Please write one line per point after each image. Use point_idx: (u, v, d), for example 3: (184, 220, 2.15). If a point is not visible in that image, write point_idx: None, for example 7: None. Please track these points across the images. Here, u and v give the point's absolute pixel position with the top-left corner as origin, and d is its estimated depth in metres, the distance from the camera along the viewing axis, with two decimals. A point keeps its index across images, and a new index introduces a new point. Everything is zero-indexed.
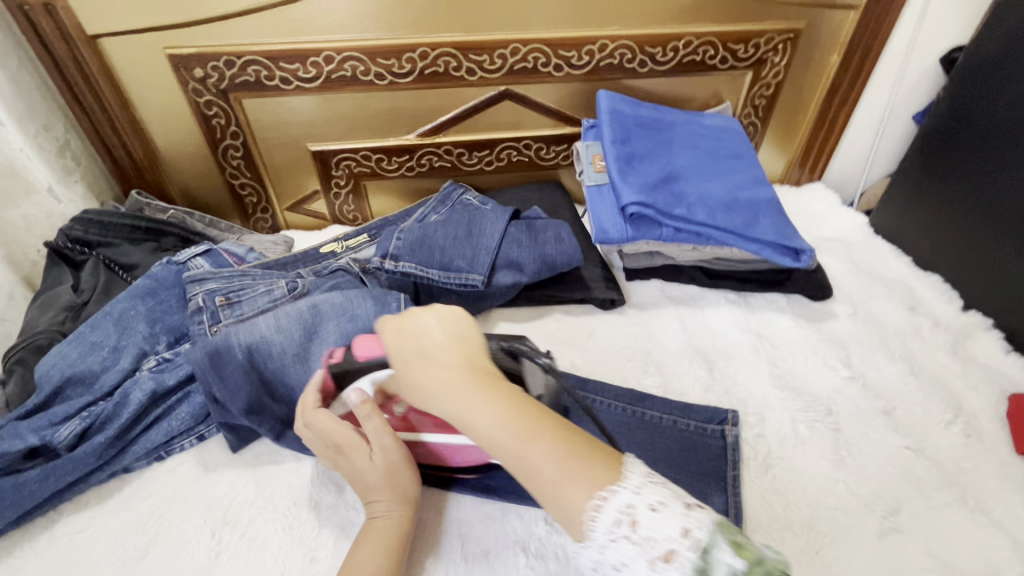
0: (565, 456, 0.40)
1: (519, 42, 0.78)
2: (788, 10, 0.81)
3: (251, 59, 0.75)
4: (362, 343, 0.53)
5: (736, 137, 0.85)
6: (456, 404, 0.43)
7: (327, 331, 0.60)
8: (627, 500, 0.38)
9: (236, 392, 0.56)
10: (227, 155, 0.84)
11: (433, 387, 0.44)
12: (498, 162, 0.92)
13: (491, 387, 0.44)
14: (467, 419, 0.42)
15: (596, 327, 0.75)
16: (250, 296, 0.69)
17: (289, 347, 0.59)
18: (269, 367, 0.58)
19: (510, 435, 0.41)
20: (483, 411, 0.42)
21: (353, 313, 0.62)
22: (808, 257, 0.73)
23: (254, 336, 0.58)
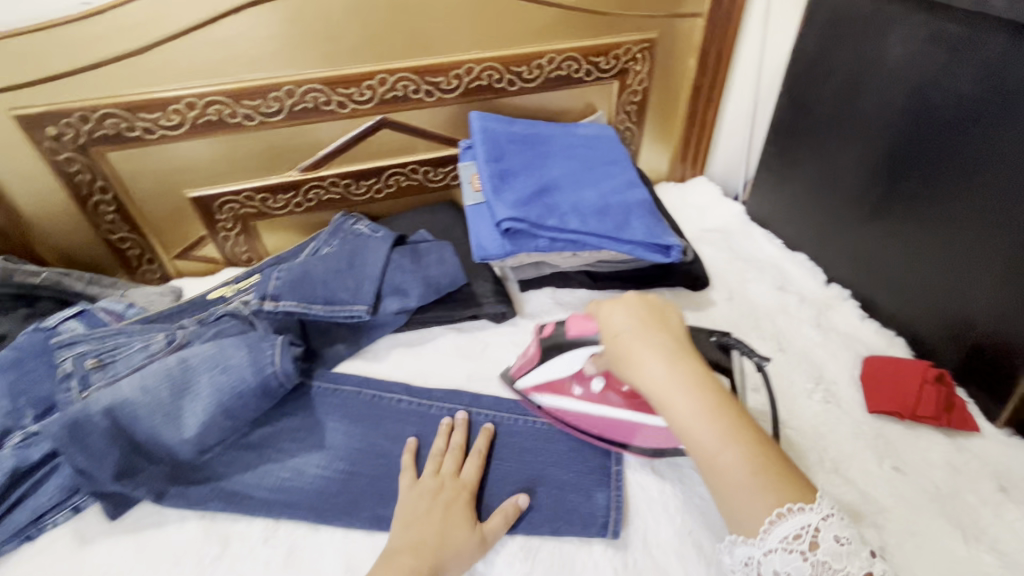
0: (756, 468, 0.45)
1: (384, 72, 0.80)
2: (639, 22, 0.87)
3: (107, 112, 0.73)
4: (574, 324, 0.64)
5: (610, 143, 0.89)
6: (664, 392, 0.49)
7: (201, 388, 0.60)
8: (812, 522, 0.41)
9: (103, 458, 0.56)
10: (100, 210, 0.82)
11: (647, 372, 0.50)
12: (388, 189, 0.93)
13: (697, 386, 0.48)
14: (670, 406, 0.48)
15: (489, 342, 0.77)
16: (123, 355, 0.66)
17: (159, 408, 0.58)
18: (139, 430, 0.58)
19: (712, 435, 0.46)
20: (686, 404, 0.48)
21: (227, 362, 0.61)
22: (677, 252, 0.77)
23: (117, 398, 0.58)
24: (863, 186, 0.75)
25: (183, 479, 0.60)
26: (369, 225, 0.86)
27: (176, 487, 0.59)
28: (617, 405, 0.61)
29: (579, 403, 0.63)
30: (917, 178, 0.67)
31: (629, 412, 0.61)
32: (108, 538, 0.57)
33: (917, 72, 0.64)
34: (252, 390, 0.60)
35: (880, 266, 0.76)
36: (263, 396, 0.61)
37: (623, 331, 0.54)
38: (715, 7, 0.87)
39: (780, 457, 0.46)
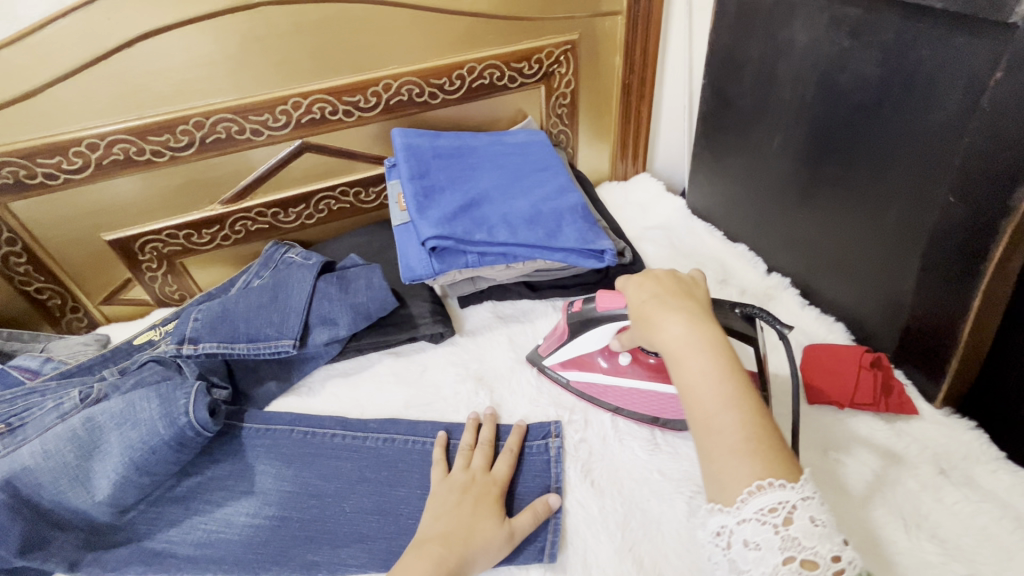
0: (751, 438, 0.41)
1: (297, 95, 0.77)
2: (558, 24, 0.85)
3: (1, 161, 0.69)
4: (605, 297, 0.60)
5: (540, 149, 0.87)
6: (679, 351, 0.45)
7: (111, 445, 0.57)
8: (790, 498, 0.39)
9: (3, 533, 0.53)
10: (10, 263, 0.78)
11: (663, 329, 0.47)
12: (320, 214, 0.90)
13: (711, 347, 0.45)
14: (683, 365, 0.45)
15: (428, 364, 0.75)
16: (32, 416, 0.63)
17: (66, 472, 0.56)
18: (47, 498, 0.55)
19: (717, 396, 0.43)
20: (699, 363, 0.44)
21: (137, 416, 0.58)
22: (611, 256, 0.75)
23: (15, 466, 0.55)
24: (789, 173, 0.74)
25: (100, 544, 0.56)
26: (301, 252, 0.83)
27: (92, 554, 0.56)
28: (640, 377, 0.64)
29: (606, 376, 0.66)
30: (836, 162, 0.66)
31: (653, 383, 0.64)
32: None
33: (823, 58, 0.64)
34: (165, 443, 0.57)
35: (814, 252, 0.75)
36: (179, 447, 0.58)
37: (653, 293, 0.50)
38: (634, 3, 0.86)
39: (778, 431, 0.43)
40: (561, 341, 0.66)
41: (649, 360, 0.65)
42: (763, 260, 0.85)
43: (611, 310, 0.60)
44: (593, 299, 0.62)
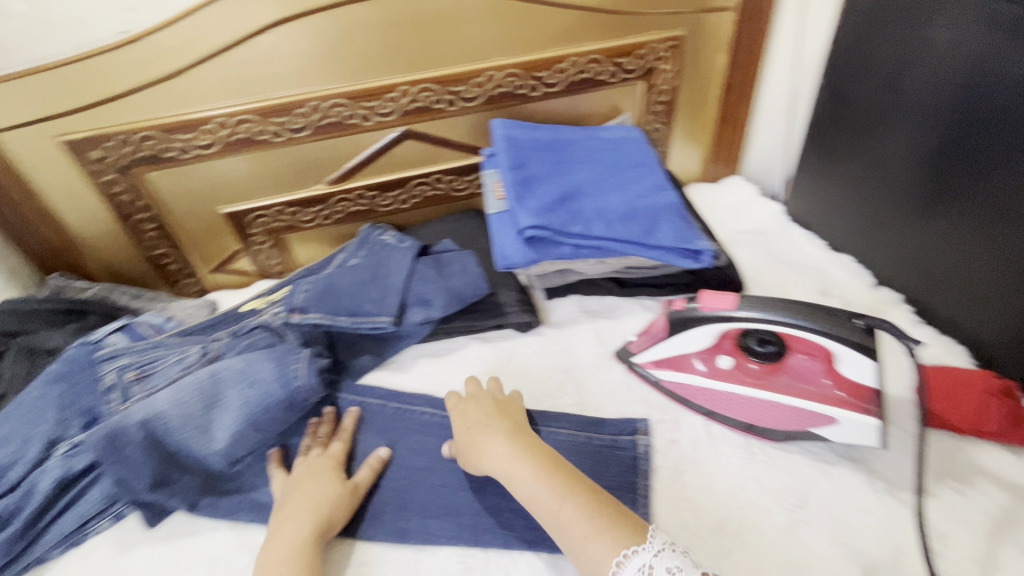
0: (594, 517, 0.47)
1: (406, 84, 0.80)
2: (665, 19, 0.84)
3: (144, 135, 0.76)
4: (708, 297, 0.60)
5: (636, 145, 0.86)
6: (506, 466, 0.52)
7: (233, 400, 0.61)
8: (645, 558, 0.44)
9: (138, 470, 0.58)
10: (141, 228, 0.86)
11: (487, 446, 0.55)
12: (413, 199, 0.94)
13: (525, 453, 0.53)
14: (514, 478, 0.51)
15: (514, 351, 0.76)
16: (160, 367, 0.68)
17: (193, 421, 0.60)
18: (173, 443, 0.60)
19: (547, 494, 0.49)
20: (527, 472, 0.51)
21: (259, 376, 0.63)
22: (708, 257, 0.73)
23: (150, 411, 0.60)
24: (912, 181, 0.69)
25: (216, 490, 0.61)
26: (395, 235, 0.87)
27: (208, 498, 0.61)
28: (741, 383, 0.62)
29: (704, 381, 0.64)
30: (969, 173, 0.62)
31: (755, 390, 0.62)
32: (147, 547, 0.59)
33: (967, 57, 0.59)
34: (281, 404, 0.61)
35: (932, 267, 0.70)
36: (291, 410, 0.62)
37: (468, 423, 0.59)
38: None
39: (615, 501, 0.49)
40: (654, 342, 0.66)
41: (751, 365, 0.63)
42: (871, 273, 0.80)
43: (714, 310, 0.59)
44: (695, 299, 0.61)
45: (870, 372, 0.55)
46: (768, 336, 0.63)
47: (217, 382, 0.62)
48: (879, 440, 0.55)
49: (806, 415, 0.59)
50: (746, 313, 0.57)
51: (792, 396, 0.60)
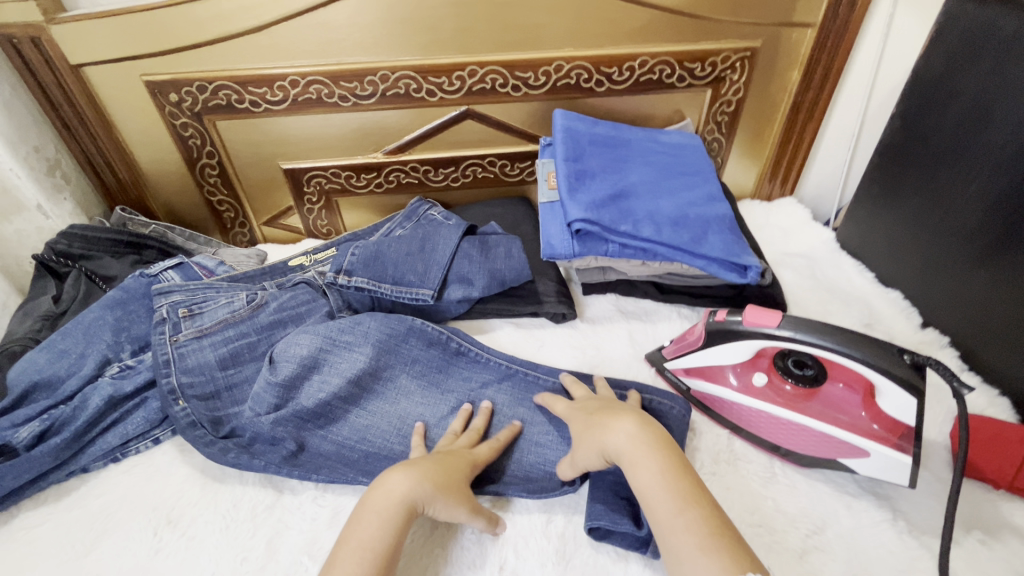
0: (712, 532, 0.43)
1: (475, 64, 0.81)
2: (743, 29, 0.82)
3: (221, 84, 0.79)
4: (753, 312, 0.59)
5: (694, 153, 0.85)
6: (632, 454, 0.49)
7: (381, 364, 0.66)
8: None
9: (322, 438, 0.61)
10: (204, 173, 0.89)
11: (615, 427, 0.51)
12: (464, 179, 0.95)
13: (653, 447, 0.49)
14: (636, 464, 0.48)
15: (545, 340, 0.76)
16: (211, 308, 0.69)
17: (359, 390, 0.63)
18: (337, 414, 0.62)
19: (671, 496, 0.46)
20: (654, 464, 0.48)
21: (394, 337, 0.68)
22: (754, 273, 0.72)
23: (317, 382, 0.62)
24: (979, 224, 0.67)
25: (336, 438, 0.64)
26: (443, 212, 0.88)
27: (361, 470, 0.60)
28: (772, 403, 0.61)
29: (735, 396, 0.63)
30: None
31: (787, 411, 0.61)
32: (179, 471, 0.62)
33: None
34: (428, 365, 0.68)
35: (987, 315, 0.68)
36: (430, 356, 0.69)
37: (587, 410, 0.57)
38: (830, 17, 0.81)
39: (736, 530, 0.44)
40: (684, 350, 0.66)
41: (785, 387, 0.62)
42: (918, 313, 0.78)
43: (757, 326, 0.58)
44: (738, 313, 0.61)
45: (908, 408, 0.53)
46: (806, 360, 0.62)
47: (361, 348, 0.65)
48: (910, 479, 0.54)
49: (838, 444, 0.58)
50: (790, 332, 0.57)
51: (826, 424, 0.59)
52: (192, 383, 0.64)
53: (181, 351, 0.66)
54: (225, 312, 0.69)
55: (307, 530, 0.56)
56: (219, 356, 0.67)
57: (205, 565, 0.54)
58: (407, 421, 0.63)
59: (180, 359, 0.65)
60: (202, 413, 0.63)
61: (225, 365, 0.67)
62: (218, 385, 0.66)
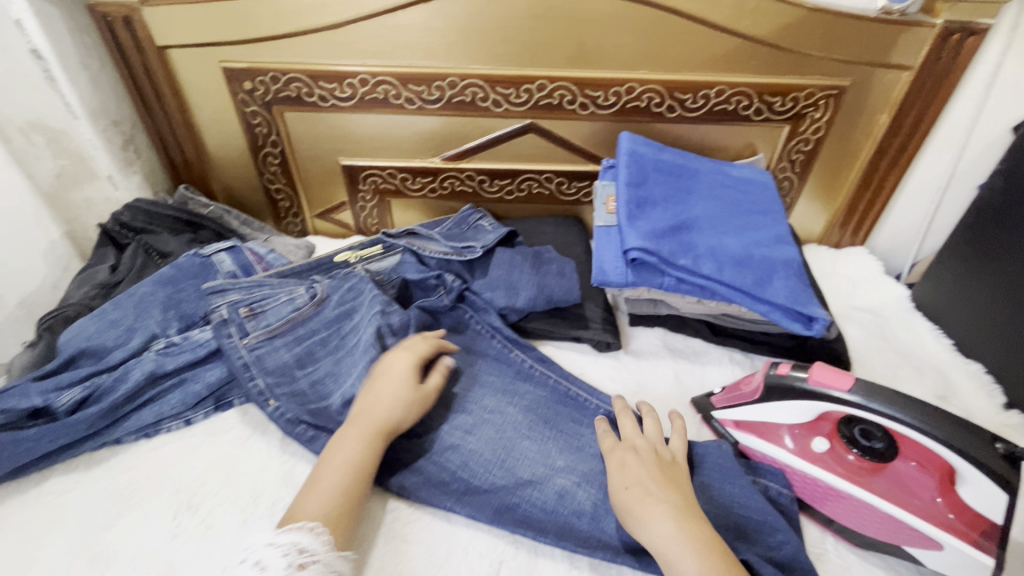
0: None
1: (545, 78, 0.79)
2: (830, 66, 0.77)
3: (294, 77, 0.80)
4: (819, 371, 0.54)
5: (763, 191, 0.81)
6: (670, 549, 0.47)
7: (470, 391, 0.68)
8: None
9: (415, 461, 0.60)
10: (266, 161, 0.91)
11: (648, 516, 0.49)
12: (518, 192, 0.93)
13: (698, 543, 0.47)
14: (676, 567, 0.46)
15: (586, 368, 0.73)
16: (273, 305, 0.70)
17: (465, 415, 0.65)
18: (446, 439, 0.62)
19: None
20: (692, 564, 0.46)
21: (503, 376, 0.70)
22: (821, 325, 0.67)
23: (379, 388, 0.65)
24: None
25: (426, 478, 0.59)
26: (493, 224, 0.86)
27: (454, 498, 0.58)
28: (832, 472, 0.55)
29: (788, 458, 0.57)
30: None
31: (848, 484, 0.54)
32: (201, 458, 0.61)
33: None
34: (541, 402, 0.67)
35: None
36: (542, 395, 0.68)
37: (628, 482, 0.52)
38: (931, 60, 0.75)
39: None
40: (736, 401, 0.62)
41: (847, 457, 0.56)
42: (1001, 392, 0.71)
43: (824, 386, 0.54)
44: (804, 370, 0.56)
45: (995, 504, 0.47)
46: (875, 431, 0.56)
47: (466, 383, 0.68)
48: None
49: (906, 529, 0.51)
50: (860, 399, 0.52)
51: (895, 504, 0.52)
52: (278, 383, 0.65)
53: (256, 352, 0.67)
54: (287, 310, 0.70)
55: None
56: (295, 355, 0.68)
57: (219, 558, 0.53)
58: (513, 454, 0.61)
59: (259, 362, 0.66)
60: (297, 410, 0.63)
61: (302, 363, 0.68)
62: (302, 384, 0.66)
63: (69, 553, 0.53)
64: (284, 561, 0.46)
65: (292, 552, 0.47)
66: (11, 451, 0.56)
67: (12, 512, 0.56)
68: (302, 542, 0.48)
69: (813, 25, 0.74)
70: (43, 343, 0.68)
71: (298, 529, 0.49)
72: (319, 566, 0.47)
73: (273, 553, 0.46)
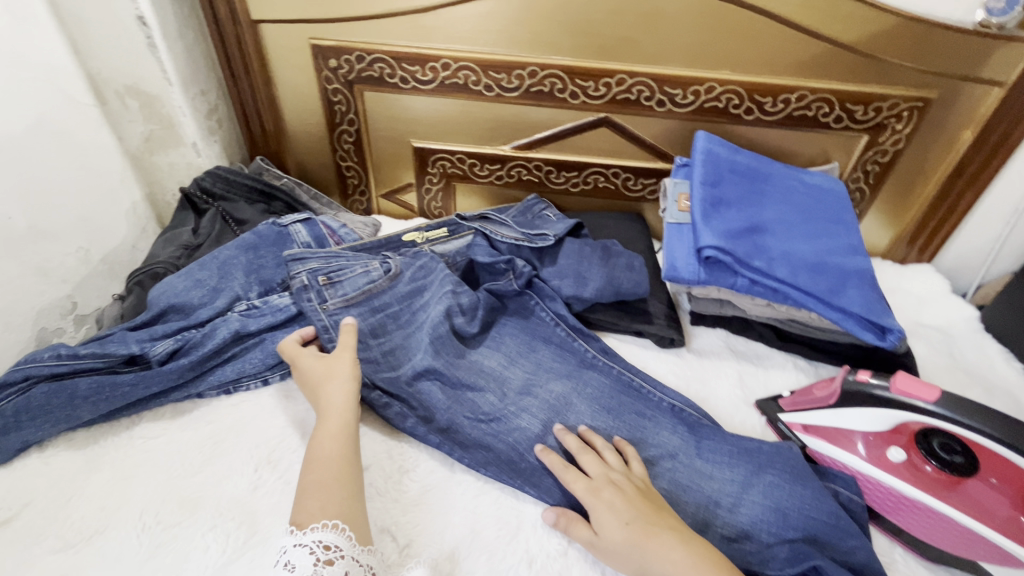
0: None
1: (626, 73, 0.80)
2: (918, 77, 0.76)
3: (378, 57, 0.82)
4: (901, 380, 0.54)
5: (839, 200, 0.79)
6: None
7: (533, 377, 0.68)
8: None
9: (481, 439, 0.62)
10: (341, 138, 0.93)
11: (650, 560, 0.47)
12: (584, 185, 0.94)
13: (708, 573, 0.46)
14: None
15: (649, 362, 0.74)
16: (350, 276, 0.72)
17: (530, 400, 0.65)
18: (511, 422, 0.63)
19: None
20: None
21: (565, 364, 0.70)
22: (895, 338, 0.66)
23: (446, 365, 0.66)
24: None
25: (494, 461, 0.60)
26: (557, 215, 0.87)
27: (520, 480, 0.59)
28: (905, 480, 0.55)
29: (861, 464, 0.58)
30: None
31: (922, 494, 0.54)
32: (280, 417, 0.64)
33: None
34: (607, 392, 0.67)
35: None
36: (606, 383, 0.68)
37: (626, 518, 0.50)
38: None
39: None
40: (805, 405, 0.62)
41: (923, 467, 0.56)
42: None
43: (907, 395, 0.54)
44: (884, 378, 0.56)
45: None
46: (956, 445, 0.56)
47: (530, 368, 0.69)
48: None
49: (980, 543, 0.52)
50: (945, 411, 0.52)
51: (971, 517, 0.52)
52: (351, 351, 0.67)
53: (335, 318, 0.69)
54: (364, 282, 0.72)
55: (384, 491, 0.58)
56: (368, 325, 0.70)
57: None
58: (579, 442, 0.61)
59: (337, 327, 0.68)
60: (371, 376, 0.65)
61: (376, 333, 0.69)
62: (375, 353, 0.68)
63: (159, 495, 0.56)
64: (310, 558, 0.46)
65: (317, 549, 0.47)
66: (109, 394, 0.59)
67: (106, 452, 0.59)
68: (325, 537, 0.47)
69: (906, 34, 0.73)
70: (134, 296, 0.73)
71: (319, 526, 0.48)
72: (348, 559, 0.47)
73: (300, 553, 0.46)
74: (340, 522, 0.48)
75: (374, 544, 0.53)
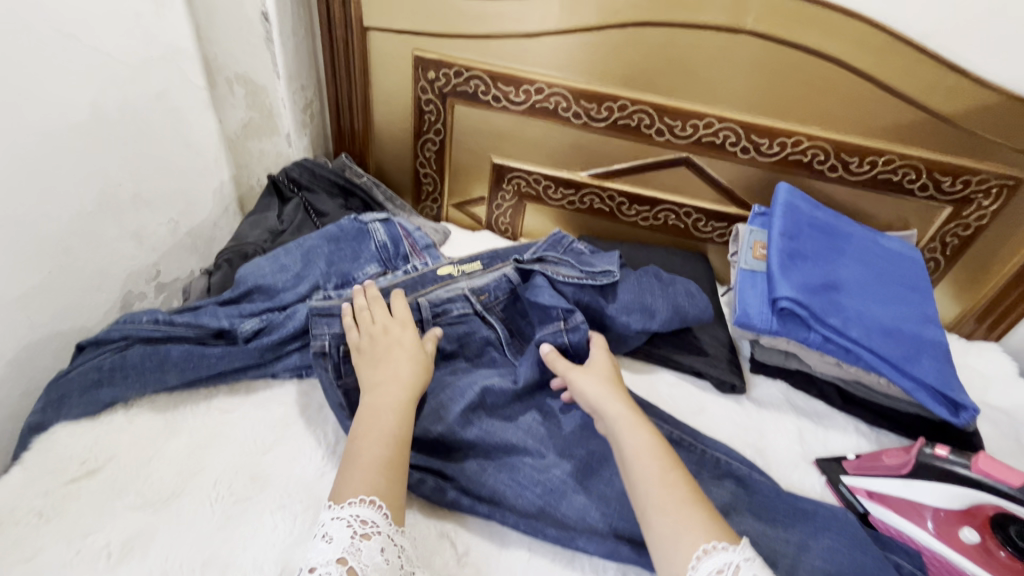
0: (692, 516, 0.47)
1: (715, 117, 0.81)
2: (1015, 156, 0.76)
3: (475, 74, 0.86)
4: (984, 461, 0.55)
5: (916, 268, 0.79)
6: (626, 424, 0.57)
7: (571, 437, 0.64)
8: (733, 558, 0.43)
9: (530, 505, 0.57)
10: (425, 146, 0.97)
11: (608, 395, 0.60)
12: (653, 220, 0.96)
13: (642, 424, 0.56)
14: (624, 435, 0.56)
15: (707, 405, 0.73)
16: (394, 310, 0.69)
17: (578, 467, 0.61)
18: (556, 492, 0.58)
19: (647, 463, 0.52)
20: (638, 437, 0.55)
21: None
22: (969, 416, 0.66)
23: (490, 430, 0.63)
24: None
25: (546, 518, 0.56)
26: (589, 248, 0.84)
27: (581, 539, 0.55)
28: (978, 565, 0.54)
29: (929, 541, 0.57)
30: None
31: None
32: None
33: None
34: None
35: None
36: None
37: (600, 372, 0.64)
38: None
39: None
40: (870, 470, 0.62)
41: (998, 553, 0.54)
42: None
43: (989, 475, 0.55)
44: (964, 456, 0.57)
45: None
46: None
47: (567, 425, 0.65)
48: None
49: None
50: None
51: None
52: None
53: None
54: None
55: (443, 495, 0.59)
56: None
57: None
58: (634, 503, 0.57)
59: None
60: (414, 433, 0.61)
61: None
62: None
63: (232, 467, 0.58)
64: (347, 531, 0.45)
65: (354, 523, 0.45)
66: (194, 364, 0.63)
67: (184, 417, 0.62)
68: (363, 512, 0.46)
69: (1008, 112, 0.73)
70: (221, 273, 0.77)
71: (355, 501, 0.47)
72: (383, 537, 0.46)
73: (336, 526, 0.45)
74: (380, 497, 0.48)
75: (433, 547, 0.54)
